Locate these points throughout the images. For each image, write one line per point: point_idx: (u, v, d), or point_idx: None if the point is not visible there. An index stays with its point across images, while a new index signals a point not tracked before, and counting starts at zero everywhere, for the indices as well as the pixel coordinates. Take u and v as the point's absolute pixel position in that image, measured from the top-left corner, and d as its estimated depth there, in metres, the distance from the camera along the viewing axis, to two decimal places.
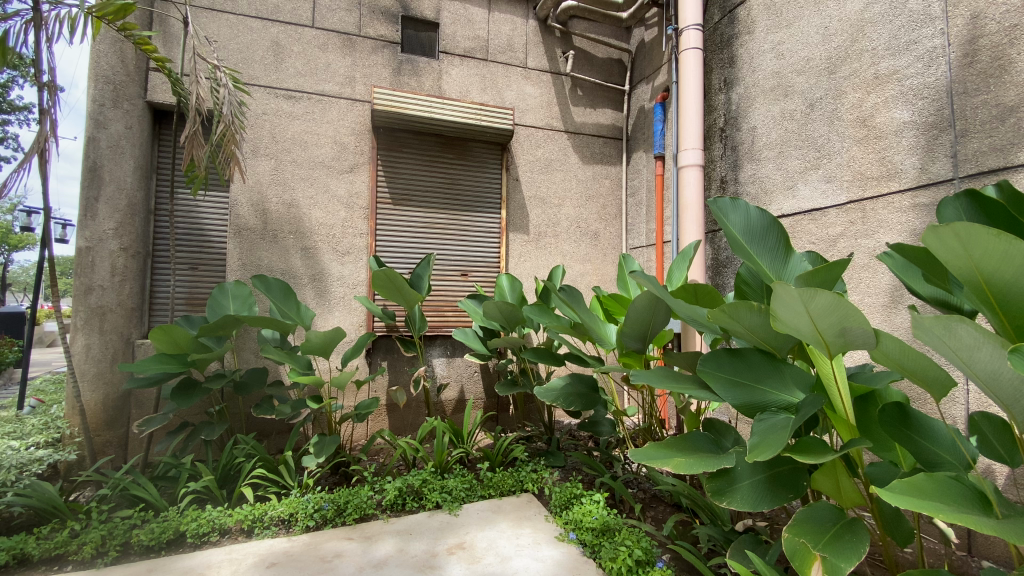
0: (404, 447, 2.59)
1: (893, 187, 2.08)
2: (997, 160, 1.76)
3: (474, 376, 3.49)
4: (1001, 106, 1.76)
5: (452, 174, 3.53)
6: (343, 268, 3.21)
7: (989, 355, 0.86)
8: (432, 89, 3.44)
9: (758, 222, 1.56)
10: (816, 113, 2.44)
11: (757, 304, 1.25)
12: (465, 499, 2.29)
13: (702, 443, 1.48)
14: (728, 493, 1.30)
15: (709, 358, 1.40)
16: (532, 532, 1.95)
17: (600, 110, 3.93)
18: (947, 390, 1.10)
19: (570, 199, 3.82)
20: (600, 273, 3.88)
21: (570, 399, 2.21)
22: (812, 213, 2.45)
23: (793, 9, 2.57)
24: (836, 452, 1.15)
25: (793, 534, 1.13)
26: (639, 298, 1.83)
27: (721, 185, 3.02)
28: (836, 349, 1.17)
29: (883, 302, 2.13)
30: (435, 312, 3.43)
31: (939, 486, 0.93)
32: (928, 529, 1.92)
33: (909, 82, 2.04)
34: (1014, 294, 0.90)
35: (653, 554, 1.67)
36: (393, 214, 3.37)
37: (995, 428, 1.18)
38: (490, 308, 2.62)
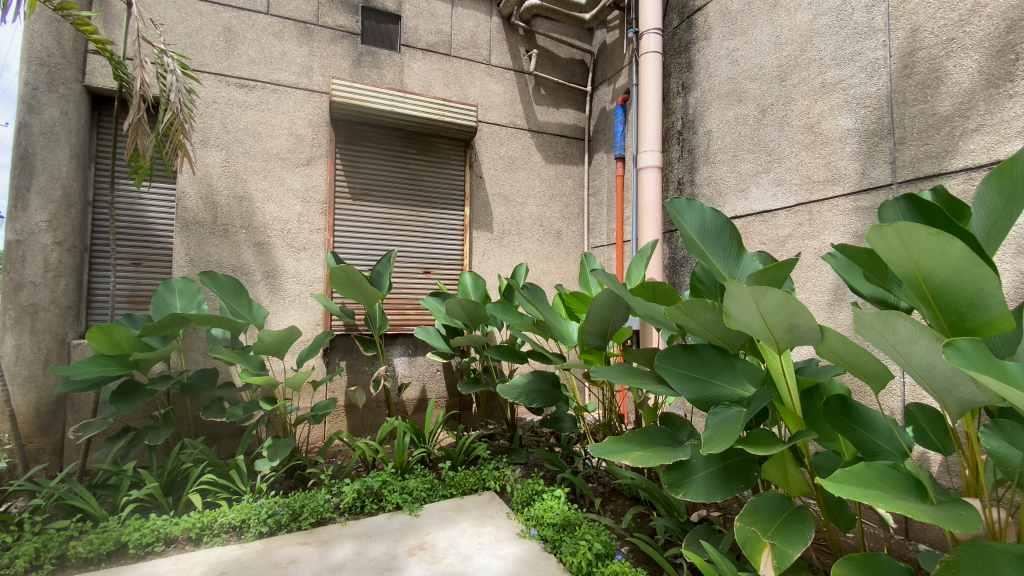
0: (363, 448, 2.54)
1: (836, 191, 2.20)
2: (932, 167, 1.88)
3: (436, 374, 3.46)
4: (936, 116, 1.88)
5: (414, 170, 3.47)
6: (299, 264, 3.12)
7: (925, 349, 0.91)
8: (393, 83, 3.38)
9: (713, 223, 1.61)
10: (768, 118, 2.54)
11: (711, 302, 1.29)
12: (426, 499, 2.27)
13: (659, 437, 1.52)
14: (684, 485, 1.34)
15: (666, 354, 1.44)
16: (494, 529, 1.95)
17: (563, 110, 3.96)
18: (885, 382, 1.16)
19: (533, 197, 3.83)
20: (562, 271, 3.92)
21: (533, 397, 2.22)
22: (762, 215, 2.55)
23: (747, 17, 2.67)
24: (784, 443, 1.20)
25: (745, 522, 1.18)
26: (599, 296, 1.85)
27: (678, 186, 3.10)
28: (784, 344, 1.21)
29: (828, 300, 2.24)
30: (396, 310, 3.36)
31: (878, 473, 0.99)
32: (869, 515, 2.04)
33: (853, 91, 2.16)
34: (948, 290, 0.96)
35: (612, 547, 1.70)
36: (352, 209, 3.28)
37: (929, 418, 1.26)
38: (452, 305, 2.59)
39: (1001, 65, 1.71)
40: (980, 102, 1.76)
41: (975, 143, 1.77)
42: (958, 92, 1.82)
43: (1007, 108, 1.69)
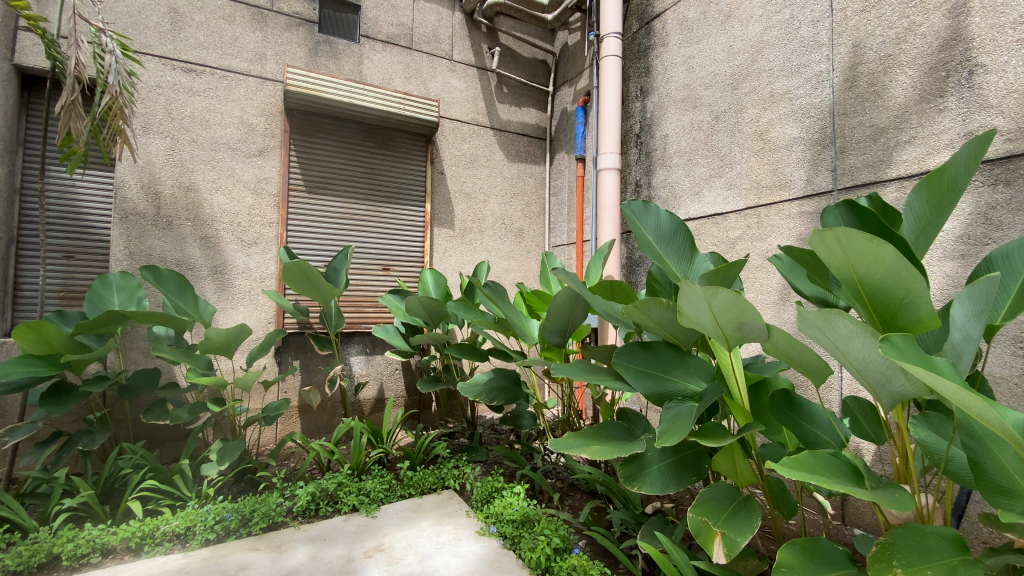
0: (318, 450, 2.47)
1: (783, 196, 2.31)
2: (869, 175, 2.02)
3: (394, 373, 3.41)
4: (873, 127, 2.01)
5: (373, 164, 3.40)
6: (250, 260, 2.99)
7: (862, 345, 0.98)
8: (351, 74, 3.29)
9: (667, 225, 1.66)
10: (721, 124, 2.64)
11: (667, 300, 1.33)
12: (383, 500, 2.23)
13: (616, 432, 1.56)
14: (639, 478, 1.38)
15: (623, 350, 1.48)
16: (453, 528, 1.94)
17: (525, 109, 3.97)
18: (825, 376, 1.23)
19: (494, 195, 3.83)
20: (524, 270, 3.95)
21: (493, 394, 2.22)
22: (714, 217, 2.66)
23: (703, 26, 2.77)
24: (733, 435, 1.25)
25: (697, 512, 1.22)
26: (559, 294, 1.88)
27: (636, 188, 3.18)
28: (734, 341, 1.27)
29: (775, 299, 2.36)
30: (353, 308, 3.28)
31: (821, 461, 1.05)
32: (809, 502, 2.17)
33: (799, 101, 2.27)
34: (882, 291, 1.03)
35: (570, 541, 1.73)
36: (308, 204, 3.18)
37: (863, 409, 1.35)
38: (412, 303, 2.56)
39: (932, 81, 1.85)
40: (913, 116, 1.90)
41: (908, 154, 1.90)
42: (893, 105, 1.95)
43: (937, 122, 1.83)
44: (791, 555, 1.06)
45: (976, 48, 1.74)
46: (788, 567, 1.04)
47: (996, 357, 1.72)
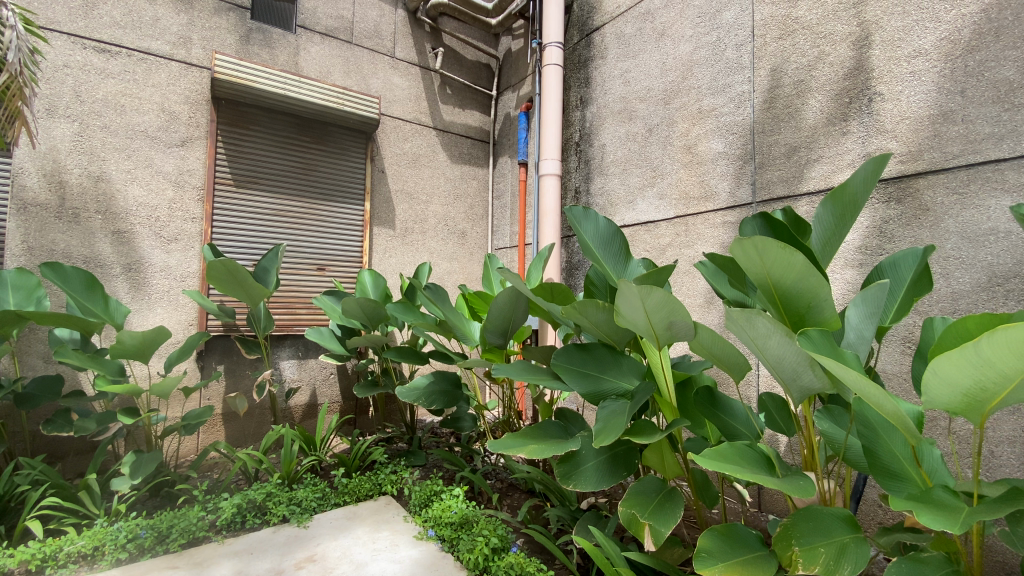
0: (244, 459, 2.33)
1: (708, 207, 2.48)
2: (783, 189, 2.20)
3: (329, 378, 3.29)
4: (787, 145, 2.20)
5: (308, 159, 3.26)
6: (169, 257, 2.78)
7: (778, 342, 1.07)
8: (286, 65, 3.16)
9: (605, 231, 1.73)
10: (654, 137, 2.78)
11: (603, 302, 1.40)
12: (316, 509, 2.14)
13: (553, 430, 1.61)
14: (574, 476, 1.43)
15: (561, 351, 1.53)
16: (390, 535, 1.91)
17: (468, 111, 3.97)
18: (744, 372, 1.33)
19: (437, 196, 3.80)
20: (466, 272, 3.94)
21: (433, 398, 2.20)
22: (646, 225, 2.79)
23: (638, 42, 2.90)
24: (661, 432, 1.33)
25: (628, 504, 1.29)
26: (500, 295, 1.90)
27: (575, 195, 3.27)
28: (664, 340, 1.34)
29: (701, 303, 2.52)
30: (285, 310, 3.13)
31: (737, 453, 1.14)
32: (730, 492, 2.32)
33: (724, 119, 2.44)
34: (793, 294, 1.14)
35: (508, 540, 1.75)
36: (236, 198, 3.01)
37: (777, 405, 1.45)
38: (349, 304, 2.49)
39: (838, 107, 2.05)
40: (821, 137, 2.10)
41: (816, 171, 2.10)
42: (805, 127, 2.14)
43: (841, 144, 2.03)
44: (710, 540, 1.14)
45: (875, 78, 1.96)
46: (707, 552, 1.11)
47: (889, 355, 1.92)
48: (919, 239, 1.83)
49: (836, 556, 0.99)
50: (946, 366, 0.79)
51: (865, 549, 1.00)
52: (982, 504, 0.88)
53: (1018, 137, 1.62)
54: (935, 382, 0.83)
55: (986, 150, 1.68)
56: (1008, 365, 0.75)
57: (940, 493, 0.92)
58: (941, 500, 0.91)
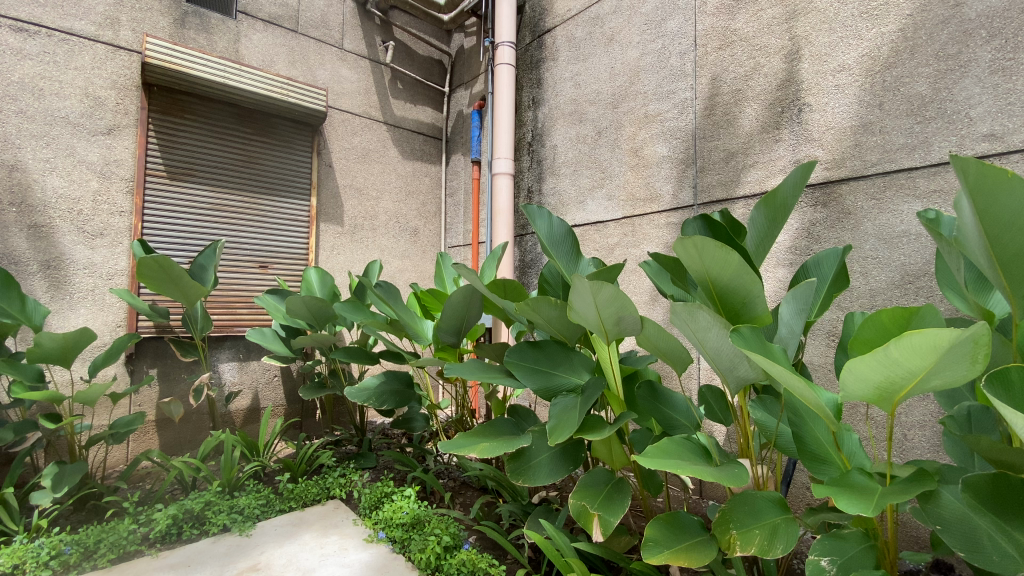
0: (180, 467, 2.21)
1: (654, 208, 2.57)
2: (721, 193, 2.32)
3: (272, 380, 3.17)
4: (725, 150, 2.32)
5: (249, 151, 3.12)
6: (94, 254, 2.58)
7: (716, 337, 1.14)
8: (226, 52, 3.01)
9: (559, 230, 1.76)
10: (603, 139, 2.85)
11: (555, 299, 1.43)
12: (259, 517, 2.06)
13: (506, 427, 1.63)
14: (525, 472, 1.47)
15: (514, 349, 1.56)
16: (338, 539, 1.87)
17: (420, 107, 3.91)
18: (686, 364, 1.39)
19: (388, 192, 3.72)
20: (418, 270, 3.88)
21: (384, 398, 2.16)
22: (595, 225, 2.86)
23: (588, 46, 2.97)
24: (611, 425, 1.38)
25: (577, 498, 1.33)
26: (453, 293, 1.90)
27: (528, 194, 3.30)
28: (613, 335, 1.39)
29: (647, 300, 2.62)
30: (224, 310, 2.99)
31: (676, 447, 1.19)
32: (675, 481, 2.41)
33: (668, 124, 2.54)
34: (731, 292, 1.21)
35: (460, 538, 1.75)
36: (170, 192, 2.83)
37: (716, 397, 1.54)
38: (295, 304, 2.40)
39: (772, 116, 2.19)
40: (756, 143, 2.22)
41: (751, 176, 2.23)
42: (742, 133, 2.27)
43: (774, 151, 2.17)
44: (655, 530, 1.20)
45: (805, 90, 2.09)
46: (653, 542, 1.17)
47: (815, 348, 2.07)
48: (841, 241, 1.98)
49: (769, 536, 1.06)
50: (862, 364, 0.87)
51: (794, 528, 1.08)
52: (892, 485, 0.97)
53: (928, 148, 1.78)
54: (852, 378, 0.91)
55: (900, 159, 1.84)
56: (912, 363, 0.82)
57: (857, 477, 1.01)
58: (857, 483, 1.00)
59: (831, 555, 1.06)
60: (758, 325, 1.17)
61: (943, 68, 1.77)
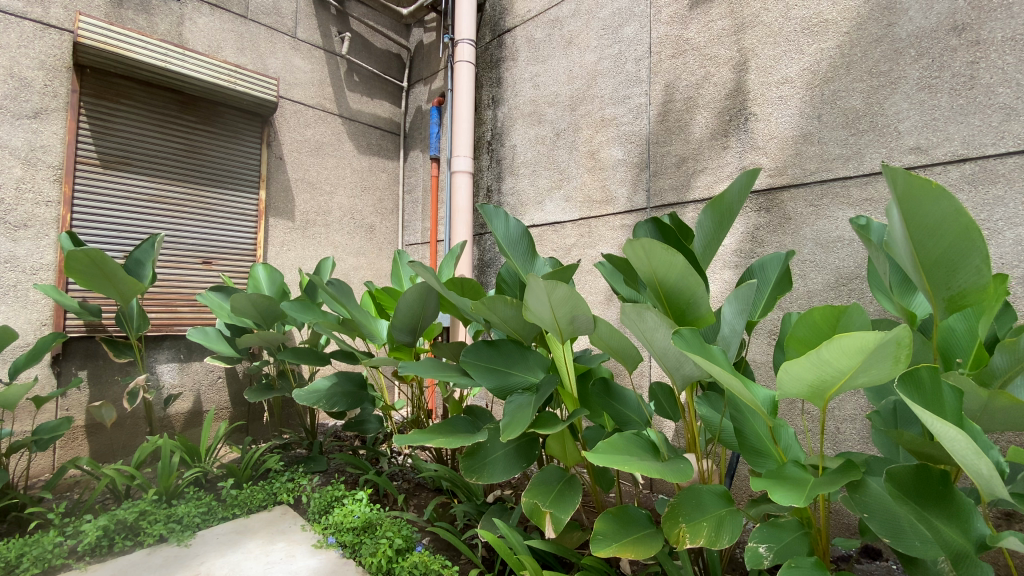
0: (112, 475, 2.07)
1: (609, 210, 2.62)
2: (673, 197, 2.40)
3: (216, 382, 3.02)
4: (677, 156, 2.40)
5: (192, 141, 2.96)
6: (16, 246, 2.38)
7: (663, 337, 1.18)
8: (168, 36, 2.84)
9: (515, 231, 1.76)
10: (561, 141, 2.88)
11: (511, 298, 1.44)
12: (199, 526, 1.95)
13: (461, 425, 1.62)
14: (480, 469, 1.46)
15: (470, 349, 1.55)
16: (285, 546, 1.80)
17: (377, 101, 3.82)
18: (636, 362, 1.43)
19: (342, 187, 3.62)
20: (373, 268, 3.79)
21: (335, 400, 2.10)
22: (553, 225, 2.89)
23: (547, 47, 2.99)
24: (563, 422, 1.40)
25: (530, 495, 1.34)
26: (409, 291, 1.86)
27: (487, 193, 3.29)
28: (567, 333, 1.41)
29: (602, 300, 2.67)
30: (163, 308, 2.82)
31: (627, 441, 1.22)
32: (626, 477, 2.47)
33: (623, 128, 2.60)
34: (677, 293, 1.25)
35: (412, 540, 1.72)
36: (103, 181, 2.65)
37: (665, 394, 1.58)
38: (241, 302, 2.30)
39: (721, 123, 2.27)
40: (706, 150, 2.31)
41: (701, 181, 2.31)
42: (693, 140, 2.35)
43: (722, 158, 2.26)
44: (604, 524, 1.21)
45: (751, 100, 2.19)
46: (601, 536, 1.19)
47: (758, 346, 2.17)
48: (783, 245, 2.08)
49: (716, 527, 1.10)
50: (796, 364, 0.91)
51: (738, 520, 1.13)
52: (823, 476, 1.03)
53: (861, 159, 1.90)
54: (787, 378, 0.96)
55: (836, 168, 1.95)
56: (841, 363, 0.87)
57: (792, 469, 1.07)
58: (792, 475, 1.05)
59: (768, 542, 1.11)
60: (702, 325, 1.22)
61: (875, 84, 1.89)
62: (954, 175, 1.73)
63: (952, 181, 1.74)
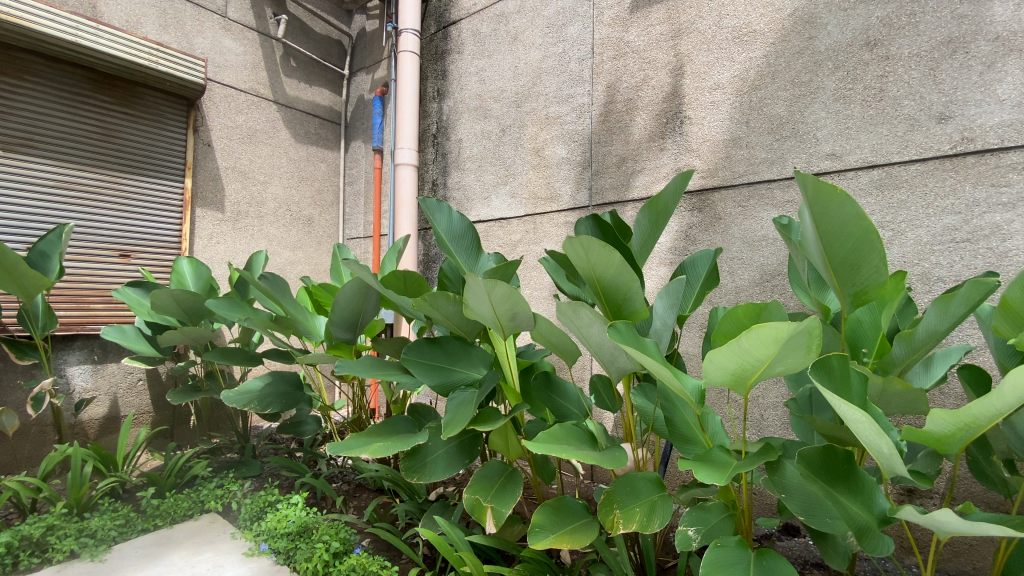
0: (12, 489, 1.88)
1: (554, 207, 2.66)
2: (613, 196, 2.46)
3: (135, 385, 2.80)
4: (617, 156, 2.46)
5: (108, 123, 2.73)
6: None
7: (598, 331, 1.21)
8: (79, 7, 2.59)
9: (458, 225, 1.75)
10: (506, 137, 2.89)
11: (453, 294, 1.43)
12: (115, 539, 1.81)
13: (402, 425, 1.59)
14: (421, 468, 1.44)
15: (412, 346, 1.53)
16: (213, 556, 1.70)
17: (315, 88, 3.66)
18: (576, 357, 1.45)
19: (277, 176, 3.44)
20: (312, 262, 3.65)
21: (268, 401, 2.00)
22: (499, 221, 2.89)
23: (493, 42, 2.98)
24: (505, 417, 1.41)
25: (471, 491, 1.35)
26: (347, 286, 1.81)
27: (432, 187, 3.24)
28: (508, 330, 1.41)
29: (546, 295, 2.71)
30: (73, 305, 2.58)
31: (567, 432, 1.25)
32: (568, 468, 2.52)
33: (567, 126, 2.64)
34: (613, 289, 1.28)
35: (350, 542, 1.67)
36: (2, 164, 2.41)
37: (605, 385, 1.63)
38: (162, 298, 2.14)
39: (659, 125, 2.35)
40: (644, 151, 2.38)
41: (640, 181, 2.39)
42: (632, 140, 2.42)
43: (659, 159, 2.34)
44: (542, 516, 1.23)
45: (686, 104, 2.28)
46: (539, 528, 1.21)
47: (690, 340, 2.28)
48: (713, 243, 2.20)
49: (648, 513, 1.15)
50: (719, 354, 0.97)
51: (669, 505, 1.18)
52: (744, 459, 1.10)
53: (783, 163, 2.03)
54: (711, 366, 1.01)
55: (762, 172, 2.07)
56: (758, 351, 0.93)
57: (718, 454, 1.13)
58: (717, 459, 1.11)
59: (697, 524, 1.17)
60: (636, 320, 1.26)
61: (797, 93, 2.02)
62: (864, 180, 1.89)
63: (861, 186, 1.89)
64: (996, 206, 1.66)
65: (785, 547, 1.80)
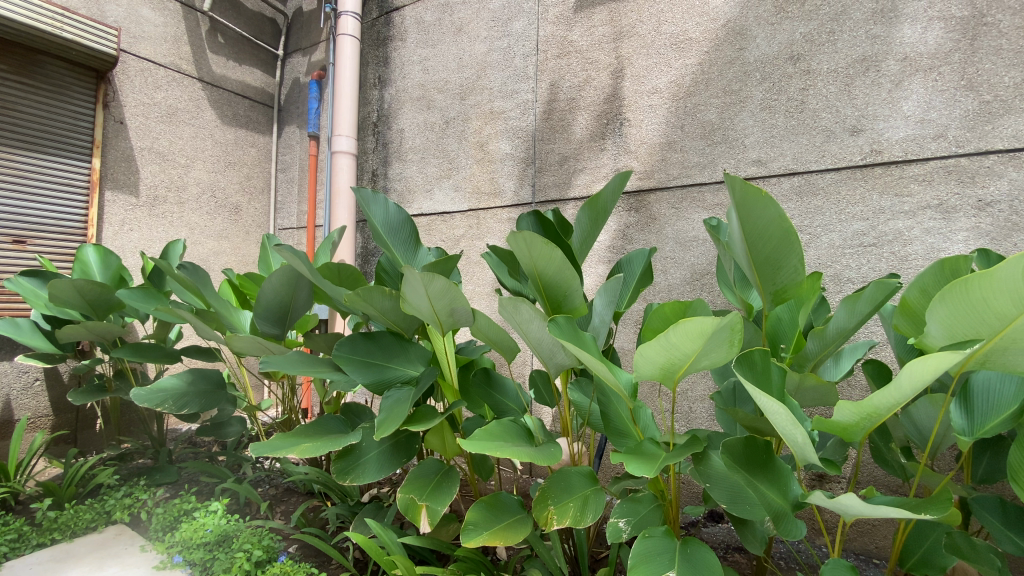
0: None
1: (496, 203, 2.65)
2: (554, 193, 2.48)
3: (32, 386, 2.53)
4: (559, 154, 2.48)
5: (2, 93, 2.47)
6: None
7: (538, 327, 1.21)
8: None
9: (395, 218, 1.70)
10: (450, 129, 2.84)
11: (389, 289, 1.39)
12: (4, 557, 1.64)
13: (334, 425, 1.53)
14: (353, 470, 1.40)
15: (345, 342, 1.47)
16: (119, 570, 1.57)
17: (246, 68, 3.44)
18: (515, 354, 1.45)
19: (201, 160, 3.21)
20: (239, 254, 3.44)
21: (186, 400, 1.86)
22: (441, 215, 2.84)
23: (437, 32, 2.91)
24: (441, 415, 1.38)
25: (404, 491, 1.31)
26: (275, 276, 1.71)
27: (372, 177, 3.14)
28: (447, 326, 1.39)
29: (487, 291, 2.70)
30: None
31: (503, 429, 1.24)
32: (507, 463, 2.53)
33: (511, 122, 2.63)
34: (553, 286, 1.29)
35: (274, 550, 1.59)
36: None
37: (544, 380, 1.63)
38: (61, 289, 1.93)
39: (599, 126, 2.39)
40: (585, 150, 2.42)
41: (581, 180, 2.42)
42: (574, 139, 2.45)
43: (599, 158, 2.38)
44: (477, 514, 1.23)
45: (626, 106, 2.33)
46: (473, 525, 1.20)
47: (626, 336, 2.34)
48: (648, 242, 2.26)
49: (581, 506, 1.17)
50: (650, 350, 0.99)
51: (601, 498, 1.20)
52: (672, 451, 1.14)
53: (714, 167, 2.12)
54: (642, 362, 1.03)
55: (694, 175, 2.16)
56: (685, 347, 0.96)
57: (648, 446, 1.16)
58: (647, 451, 1.14)
59: (627, 516, 1.20)
60: (574, 316, 1.27)
61: (728, 101, 2.11)
62: (786, 186, 2.01)
63: (783, 191, 2.01)
64: (898, 214, 1.81)
65: (710, 534, 1.90)
